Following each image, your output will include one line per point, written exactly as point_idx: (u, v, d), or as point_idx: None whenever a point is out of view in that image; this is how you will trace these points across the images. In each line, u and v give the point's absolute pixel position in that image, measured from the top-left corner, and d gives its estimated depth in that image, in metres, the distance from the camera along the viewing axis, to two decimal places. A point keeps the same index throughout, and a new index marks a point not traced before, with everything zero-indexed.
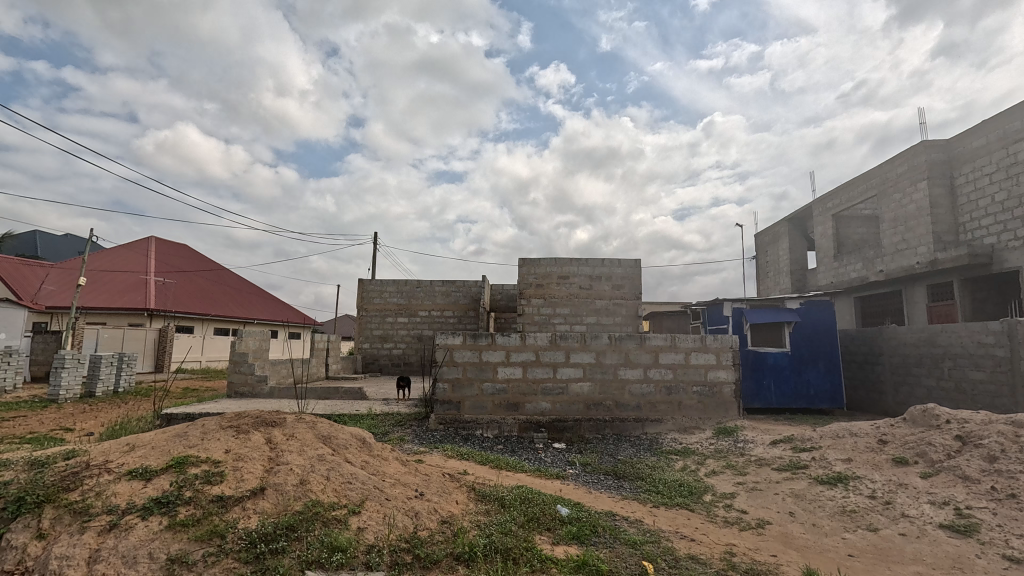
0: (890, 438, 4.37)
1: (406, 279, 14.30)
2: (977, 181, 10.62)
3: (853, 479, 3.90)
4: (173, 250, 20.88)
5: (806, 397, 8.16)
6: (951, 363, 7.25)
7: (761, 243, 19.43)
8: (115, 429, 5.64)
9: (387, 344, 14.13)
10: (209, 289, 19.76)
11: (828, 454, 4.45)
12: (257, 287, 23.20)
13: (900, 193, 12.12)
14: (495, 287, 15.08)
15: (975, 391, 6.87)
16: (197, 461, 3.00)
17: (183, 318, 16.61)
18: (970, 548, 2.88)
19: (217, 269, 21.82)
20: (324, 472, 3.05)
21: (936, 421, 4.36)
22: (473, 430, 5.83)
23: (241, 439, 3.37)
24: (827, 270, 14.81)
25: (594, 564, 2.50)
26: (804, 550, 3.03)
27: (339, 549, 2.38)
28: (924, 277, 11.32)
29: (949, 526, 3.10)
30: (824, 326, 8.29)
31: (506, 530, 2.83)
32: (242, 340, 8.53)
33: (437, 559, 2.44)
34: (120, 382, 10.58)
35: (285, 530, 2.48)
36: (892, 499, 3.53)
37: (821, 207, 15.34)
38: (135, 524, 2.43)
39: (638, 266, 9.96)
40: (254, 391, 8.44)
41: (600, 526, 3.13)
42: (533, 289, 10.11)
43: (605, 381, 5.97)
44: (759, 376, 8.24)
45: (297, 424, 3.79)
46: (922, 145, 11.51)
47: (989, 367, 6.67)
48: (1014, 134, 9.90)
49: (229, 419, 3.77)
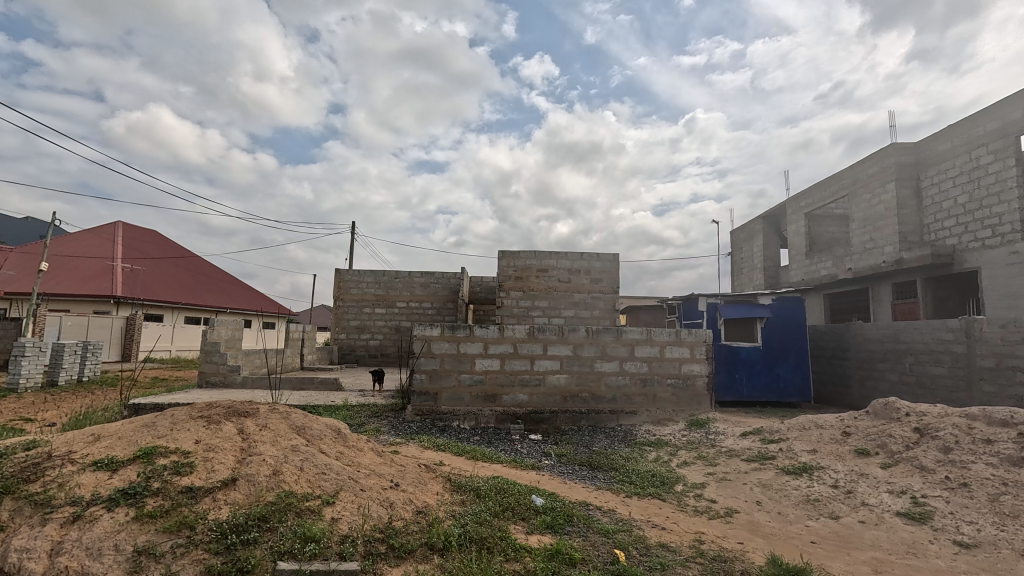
0: (853, 430, 4.54)
1: (384, 270, 14.17)
2: (942, 183, 11.00)
3: (818, 469, 4.05)
4: (143, 236, 20.27)
5: (777, 390, 8.40)
6: (913, 358, 7.53)
7: (736, 240, 19.78)
8: (77, 419, 5.46)
9: (364, 335, 14.01)
10: (179, 277, 19.19)
11: (794, 445, 4.60)
12: (231, 276, 22.73)
13: (870, 194, 12.48)
14: (474, 279, 15.00)
15: (934, 385, 7.16)
16: (166, 452, 2.93)
17: (153, 306, 16.11)
18: (924, 534, 3.03)
19: (188, 257, 21.25)
20: (298, 462, 3.03)
21: (897, 413, 4.54)
22: (450, 422, 5.84)
23: (212, 430, 3.31)
24: (799, 268, 15.20)
25: (567, 552, 2.55)
26: (769, 537, 3.13)
27: (313, 540, 2.37)
28: (890, 276, 11.68)
29: (905, 513, 3.24)
30: (796, 321, 8.49)
31: (482, 519, 2.85)
32: (214, 330, 8.37)
33: (412, 548, 2.45)
34: (84, 371, 10.25)
35: (257, 520, 2.45)
36: (853, 488, 3.67)
37: (794, 206, 15.70)
38: (101, 515, 2.37)
39: (617, 260, 10.05)
40: (227, 380, 8.27)
41: (574, 515, 3.17)
42: (512, 281, 10.11)
43: (582, 373, 6.04)
44: (732, 369, 8.45)
45: (271, 414, 3.75)
46: (892, 147, 11.85)
47: (947, 363, 6.97)
48: (977, 139, 10.25)
49: (200, 408, 3.68)
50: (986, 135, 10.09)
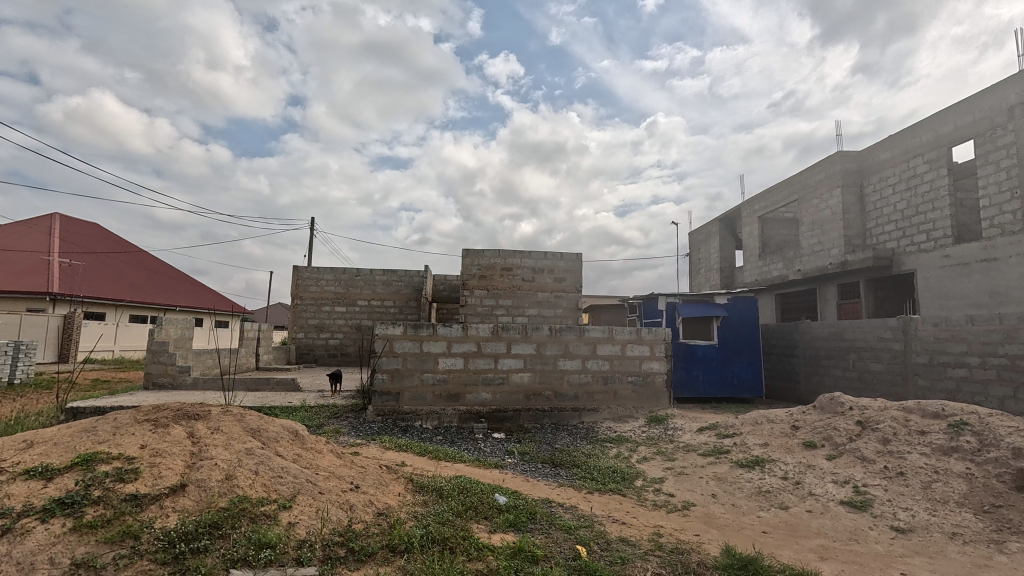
0: (801, 424, 4.77)
1: (345, 268, 13.84)
2: (883, 190, 11.66)
3: (769, 462, 4.23)
4: (82, 230, 19.08)
5: (731, 387, 8.71)
6: (856, 355, 7.96)
7: (693, 241, 20.39)
8: (7, 425, 5.08)
9: (324, 334, 13.66)
10: (123, 273, 18.17)
11: (747, 439, 4.78)
12: (180, 272, 21.69)
13: (818, 199, 13.12)
14: (437, 277, 14.86)
15: (875, 380, 7.60)
16: (108, 458, 2.77)
17: (94, 304, 15.20)
18: (865, 520, 3.21)
19: (133, 252, 20.15)
20: (252, 466, 2.92)
21: (841, 407, 4.79)
22: (412, 421, 5.76)
23: (159, 433, 3.15)
24: (753, 268, 15.81)
25: (530, 550, 2.56)
26: (724, 529, 3.24)
27: (268, 546, 2.29)
28: (836, 277, 12.33)
29: (848, 502, 3.42)
30: (749, 320, 8.82)
31: (444, 520, 2.83)
32: (162, 329, 7.96)
33: (373, 552, 2.41)
34: (15, 374, 9.55)
35: (208, 528, 2.34)
36: (801, 479, 3.85)
37: (748, 209, 16.32)
38: (33, 528, 2.21)
39: (580, 260, 10.17)
40: (176, 382, 7.89)
41: (536, 513, 3.19)
42: (476, 280, 10.07)
43: (545, 371, 6.08)
44: (689, 366, 8.71)
45: (224, 416, 3.59)
46: (838, 155, 12.49)
47: (886, 359, 7.41)
48: (914, 149, 10.92)
49: (146, 412, 3.50)
50: (922, 145, 10.75)
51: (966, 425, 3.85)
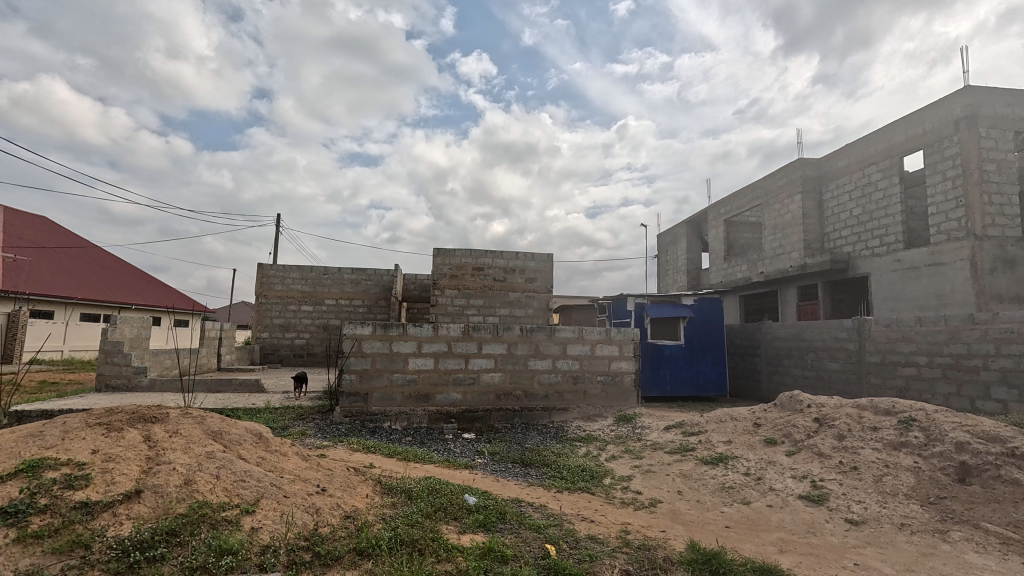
0: (763, 421, 4.93)
1: (312, 266, 13.54)
2: (840, 197, 12.17)
3: (732, 458, 4.35)
4: (28, 223, 18.05)
5: (697, 385, 8.93)
6: (814, 355, 8.27)
7: (662, 243, 20.80)
8: None
9: (290, 334, 13.34)
10: (74, 269, 17.28)
11: (712, 436, 4.91)
12: (136, 269, 20.78)
13: (780, 204, 13.58)
14: (408, 276, 14.70)
15: (831, 379, 7.93)
16: (56, 464, 2.63)
17: (42, 302, 14.41)
18: (821, 513, 3.34)
19: (84, 247, 19.18)
20: (213, 470, 2.82)
21: (800, 405, 4.97)
22: (381, 422, 5.69)
23: (113, 438, 3.00)
24: (718, 270, 16.25)
25: (499, 550, 2.56)
26: (689, 525, 3.32)
27: (230, 552, 2.22)
28: (796, 279, 12.79)
29: (806, 496, 3.56)
30: (714, 321, 9.06)
31: (413, 521, 2.80)
32: (117, 328, 7.61)
33: (339, 555, 2.36)
34: None
35: (165, 535, 2.26)
36: (762, 475, 3.98)
37: (714, 212, 16.76)
38: None
39: (551, 260, 10.23)
40: (131, 383, 7.56)
41: (506, 513, 3.19)
42: (447, 279, 10.01)
43: (516, 371, 6.10)
44: (657, 366, 8.88)
45: (183, 419, 3.46)
46: (799, 162, 12.97)
47: (841, 359, 7.74)
48: (869, 158, 11.44)
49: (98, 415, 3.33)
50: (876, 154, 11.27)
51: (914, 422, 4.06)
